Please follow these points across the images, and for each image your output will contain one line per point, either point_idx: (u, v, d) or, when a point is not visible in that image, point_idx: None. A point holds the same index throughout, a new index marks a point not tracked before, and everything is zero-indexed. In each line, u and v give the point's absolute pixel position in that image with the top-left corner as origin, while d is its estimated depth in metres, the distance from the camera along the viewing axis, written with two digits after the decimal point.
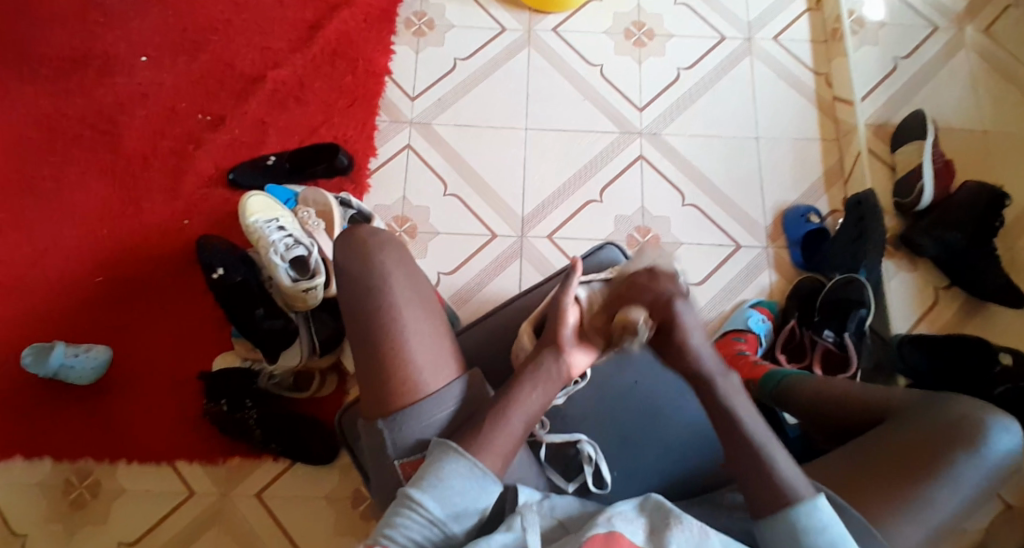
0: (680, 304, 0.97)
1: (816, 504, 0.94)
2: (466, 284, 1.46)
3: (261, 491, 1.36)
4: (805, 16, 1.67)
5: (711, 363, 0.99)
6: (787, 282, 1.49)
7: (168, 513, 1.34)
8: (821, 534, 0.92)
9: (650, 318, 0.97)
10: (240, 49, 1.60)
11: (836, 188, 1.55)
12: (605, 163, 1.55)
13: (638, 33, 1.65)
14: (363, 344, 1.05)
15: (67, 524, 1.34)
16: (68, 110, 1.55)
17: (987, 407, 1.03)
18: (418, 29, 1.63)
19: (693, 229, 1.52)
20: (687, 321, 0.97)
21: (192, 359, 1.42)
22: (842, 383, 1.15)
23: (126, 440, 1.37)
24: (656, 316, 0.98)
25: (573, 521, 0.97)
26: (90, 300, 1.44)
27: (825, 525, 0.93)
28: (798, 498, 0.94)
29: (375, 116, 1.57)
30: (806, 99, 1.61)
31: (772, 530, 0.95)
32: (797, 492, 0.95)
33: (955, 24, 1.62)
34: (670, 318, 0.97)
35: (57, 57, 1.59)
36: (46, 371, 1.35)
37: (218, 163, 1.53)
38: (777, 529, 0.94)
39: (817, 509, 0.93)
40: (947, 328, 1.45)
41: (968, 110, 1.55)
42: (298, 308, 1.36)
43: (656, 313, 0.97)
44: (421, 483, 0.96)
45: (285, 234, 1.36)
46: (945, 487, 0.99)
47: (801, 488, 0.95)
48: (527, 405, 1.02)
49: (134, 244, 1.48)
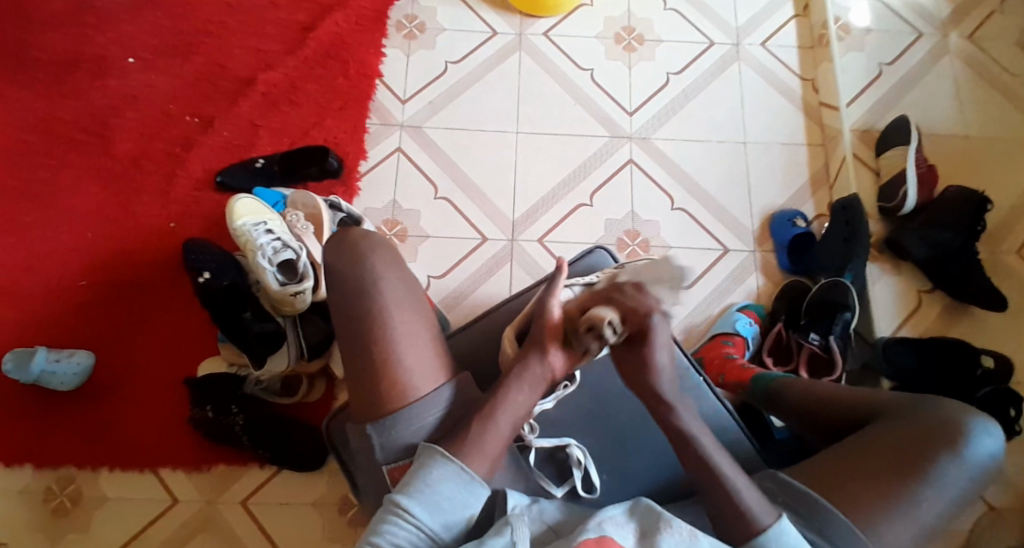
0: (658, 317, 0.97)
1: (783, 526, 0.96)
2: (456, 289, 1.46)
3: (246, 499, 1.34)
4: (793, 22, 1.69)
5: (671, 387, 1.00)
6: (774, 286, 1.51)
7: (153, 519, 1.33)
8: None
9: (622, 323, 0.97)
10: (230, 49, 1.58)
11: (822, 192, 1.56)
12: (595, 168, 1.55)
13: (629, 37, 1.65)
14: (352, 349, 1.04)
15: (49, 532, 1.31)
16: (53, 109, 1.53)
17: (968, 409, 1.05)
18: (409, 31, 1.63)
19: (683, 233, 1.52)
20: (659, 337, 0.97)
21: (179, 364, 1.40)
22: (827, 386, 1.17)
23: (111, 446, 1.35)
24: (629, 324, 0.97)
25: (562, 525, 0.97)
26: (75, 304, 1.42)
27: (793, 546, 0.95)
28: (762, 526, 0.96)
29: (365, 119, 1.56)
30: (794, 105, 1.62)
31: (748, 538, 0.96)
32: (763, 518, 0.96)
33: (940, 31, 1.65)
34: (645, 329, 0.97)
35: (41, 57, 1.56)
36: (29, 377, 1.33)
37: (205, 165, 1.51)
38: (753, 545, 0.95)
39: (784, 534, 0.95)
40: (931, 332, 1.46)
41: (952, 116, 1.57)
42: (286, 312, 1.35)
43: (631, 320, 0.97)
44: (408, 489, 0.96)
45: (273, 236, 1.35)
46: (929, 487, 1.00)
47: (764, 514, 0.97)
48: (513, 406, 1.02)
49: (119, 247, 1.45)
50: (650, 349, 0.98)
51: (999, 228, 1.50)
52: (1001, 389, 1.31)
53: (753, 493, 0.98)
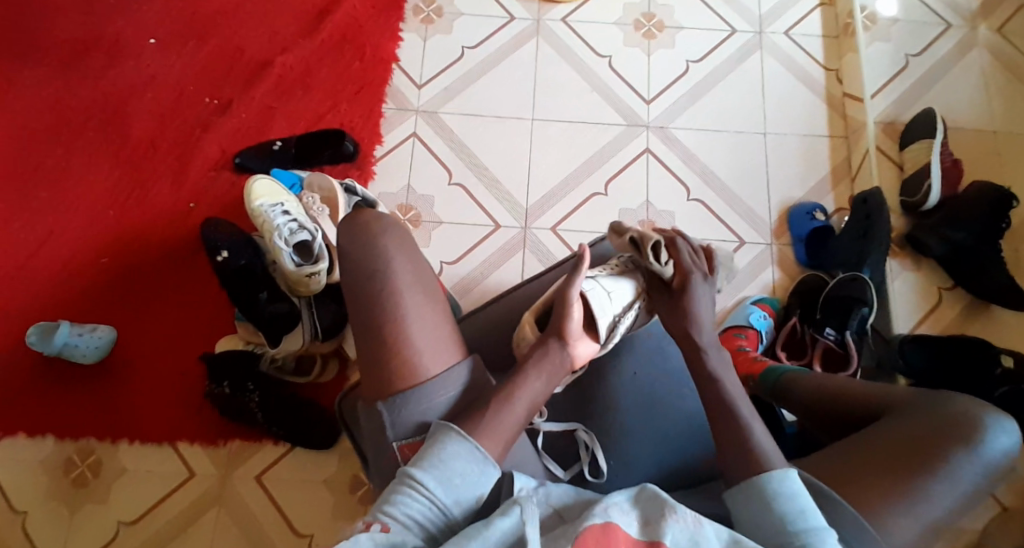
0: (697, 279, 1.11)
1: (788, 474, 0.93)
2: (468, 274, 1.46)
3: (261, 474, 1.37)
4: (818, 11, 1.66)
5: None
6: (790, 279, 1.49)
7: (169, 493, 1.36)
8: (791, 500, 0.91)
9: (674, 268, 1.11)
10: (251, 31, 1.60)
11: (843, 185, 1.54)
12: (611, 155, 1.54)
13: (648, 24, 1.63)
14: (366, 331, 1.04)
15: (69, 501, 1.35)
16: (78, 89, 1.56)
17: (983, 405, 1.03)
18: (427, 16, 1.63)
19: (699, 224, 1.51)
20: (700, 299, 1.10)
21: (196, 342, 1.43)
22: (845, 380, 1.15)
23: (130, 421, 1.39)
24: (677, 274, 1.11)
25: (568, 509, 0.95)
26: (97, 280, 1.45)
27: (795, 493, 0.91)
28: (772, 467, 0.94)
29: (382, 104, 1.57)
30: (816, 95, 1.60)
31: (744, 482, 0.94)
32: (775, 462, 0.95)
33: (969, 23, 1.60)
34: (687, 289, 1.10)
35: (67, 38, 1.59)
36: (51, 351, 1.36)
37: (225, 147, 1.53)
38: (750, 494, 0.93)
39: (787, 480, 0.92)
40: (951, 329, 1.43)
41: (979, 109, 1.54)
42: (301, 293, 1.36)
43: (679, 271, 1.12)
44: (422, 463, 0.95)
45: (289, 218, 1.36)
46: (940, 481, 0.98)
47: (777, 460, 0.95)
48: (530, 392, 1.01)
49: (140, 226, 1.48)
50: (691, 308, 1.09)
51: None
52: (1018, 389, 1.27)
53: (768, 443, 0.97)
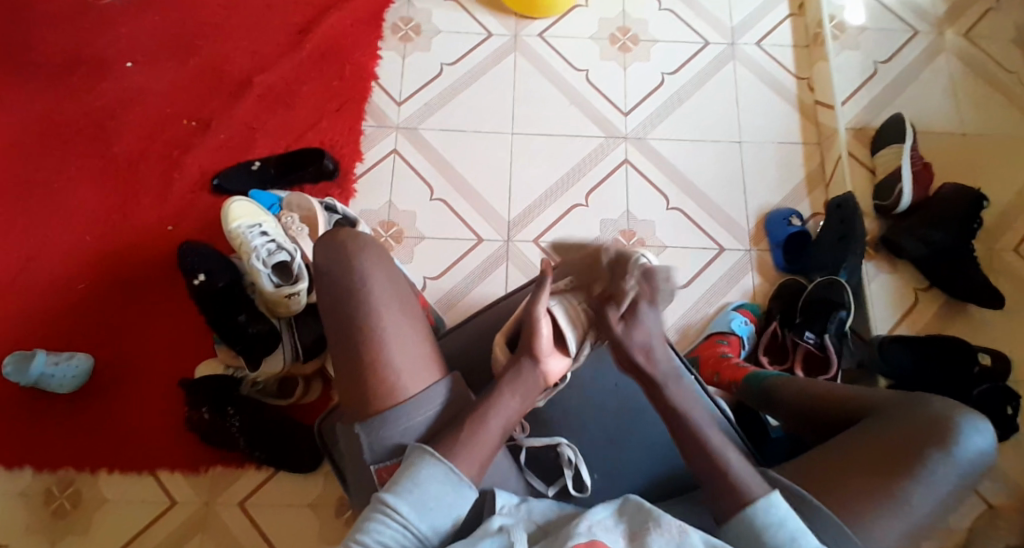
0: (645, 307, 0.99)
1: (772, 499, 0.94)
2: (452, 289, 1.47)
3: (244, 500, 1.36)
4: (788, 22, 1.69)
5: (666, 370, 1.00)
6: (770, 285, 1.50)
7: (150, 522, 1.34)
8: (781, 528, 0.92)
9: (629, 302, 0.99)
10: (228, 52, 1.60)
11: (818, 191, 1.56)
12: (590, 167, 1.56)
13: (623, 38, 1.66)
14: (345, 350, 1.04)
15: (50, 534, 1.33)
16: (52, 113, 1.55)
17: (958, 407, 1.03)
18: (405, 34, 1.64)
19: (678, 234, 1.53)
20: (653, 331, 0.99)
21: (178, 366, 1.42)
22: (824, 385, 1.16)
23: (110, 450, 1.37)
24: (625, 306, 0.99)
25: (551, 524, 0.96)
26: (74, 307, 1.44)
27: (783, 518, 0.93)
28: (752, 497, 0.95)
29: (360, 122, 1.57)
30: (788, 103, 1.63)
31: (735, 512, 0.95)
32: (753, 490, 0.95)
33: (935, 29, 1.65)
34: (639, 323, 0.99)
35: (41, 62, 1.59)
36: (27, 381, 1.35)
37: (202, 168, 1.52)
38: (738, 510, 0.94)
39: (771, 507, 0.94)
40: (928, 329, 1.46)
41: (947, 114, 1.58)
42: (281, 314, 1.36)
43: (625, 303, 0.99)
44: (396, 487, 0.94)
45: (267, 239, 1.36)
46: (920, 485, 0.99)
47: (754, 486, 0.96)
48: (504, 411, 1.00)
49: (119, 250, 1.47)
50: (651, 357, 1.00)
51: (994, 227, 1.50)
52: (998, 386, 1.32)
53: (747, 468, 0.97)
